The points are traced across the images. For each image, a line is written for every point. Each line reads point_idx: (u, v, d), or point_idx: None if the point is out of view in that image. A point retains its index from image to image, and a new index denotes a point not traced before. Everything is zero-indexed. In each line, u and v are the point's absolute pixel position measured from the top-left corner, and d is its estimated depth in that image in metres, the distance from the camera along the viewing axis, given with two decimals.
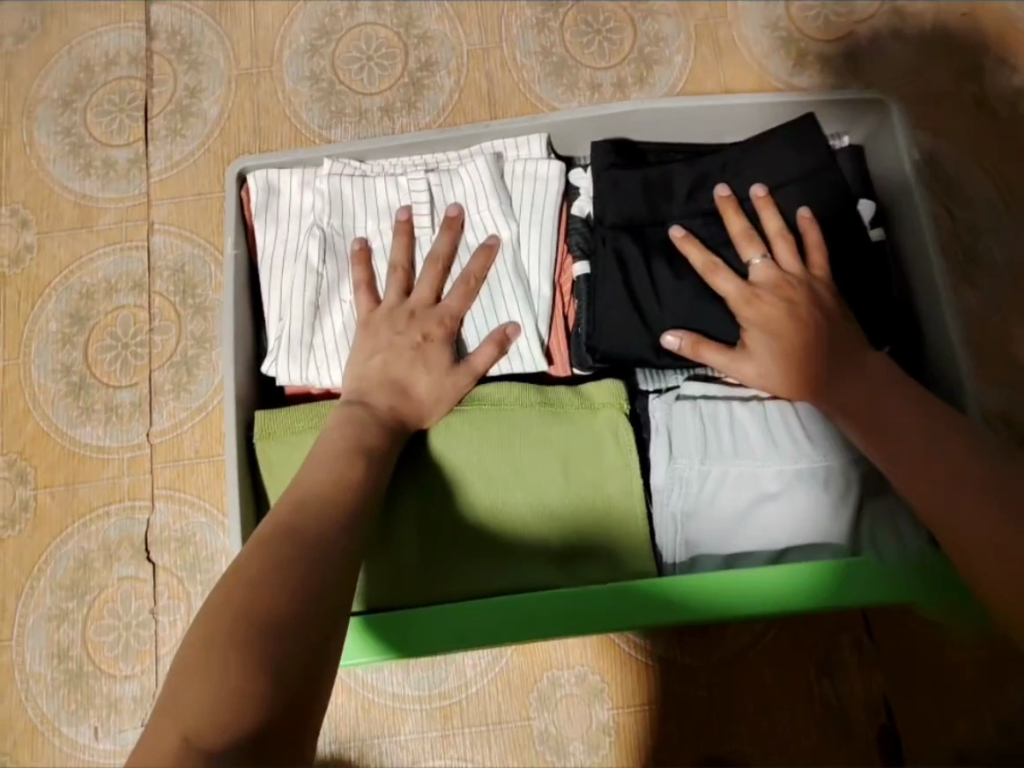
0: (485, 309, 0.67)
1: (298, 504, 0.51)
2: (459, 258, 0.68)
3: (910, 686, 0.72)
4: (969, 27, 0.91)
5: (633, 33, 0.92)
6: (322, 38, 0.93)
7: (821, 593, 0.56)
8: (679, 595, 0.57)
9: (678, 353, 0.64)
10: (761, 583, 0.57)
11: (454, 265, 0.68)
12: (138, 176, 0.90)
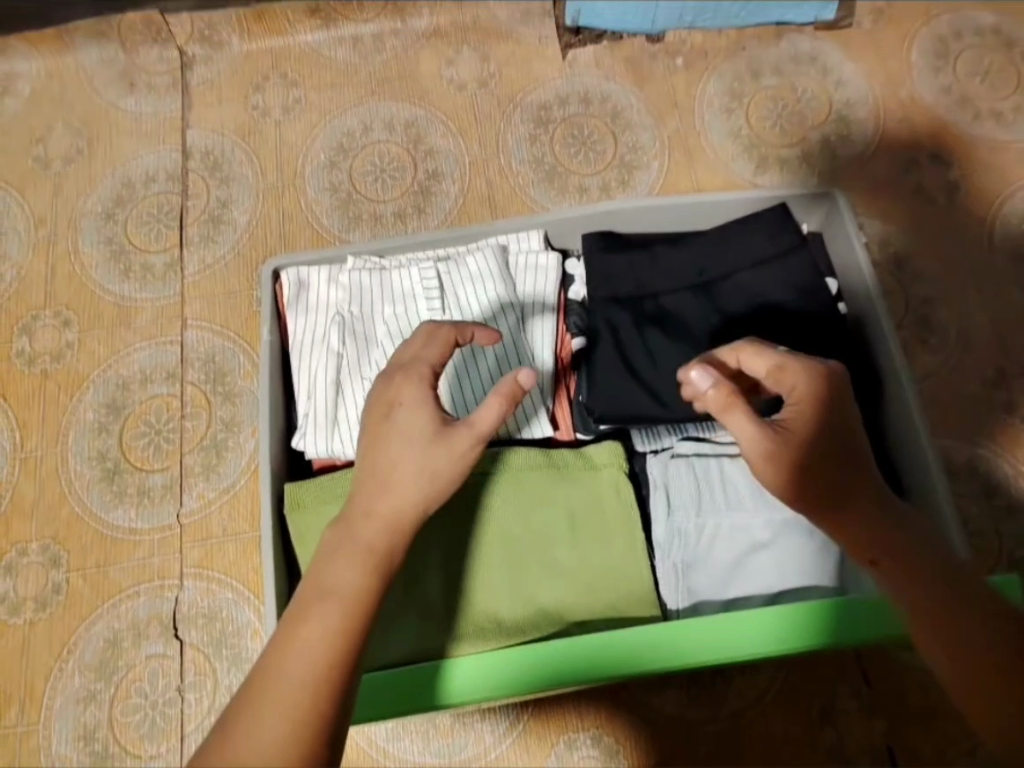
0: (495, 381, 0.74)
1: (260, 707, 0.47)
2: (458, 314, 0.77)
3: (909, 729, 0.75)
4: (906, 130, 1.04)
5: (614, 143, 1.05)
6: (340, 154, 1.05)
7: (820, 628, 0.60)
8: (690, 640, 0.60)
9: (710, 393, 0.59)
10: (764, 624, 0.60)
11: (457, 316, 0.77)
12: (173, 279, 0.99)
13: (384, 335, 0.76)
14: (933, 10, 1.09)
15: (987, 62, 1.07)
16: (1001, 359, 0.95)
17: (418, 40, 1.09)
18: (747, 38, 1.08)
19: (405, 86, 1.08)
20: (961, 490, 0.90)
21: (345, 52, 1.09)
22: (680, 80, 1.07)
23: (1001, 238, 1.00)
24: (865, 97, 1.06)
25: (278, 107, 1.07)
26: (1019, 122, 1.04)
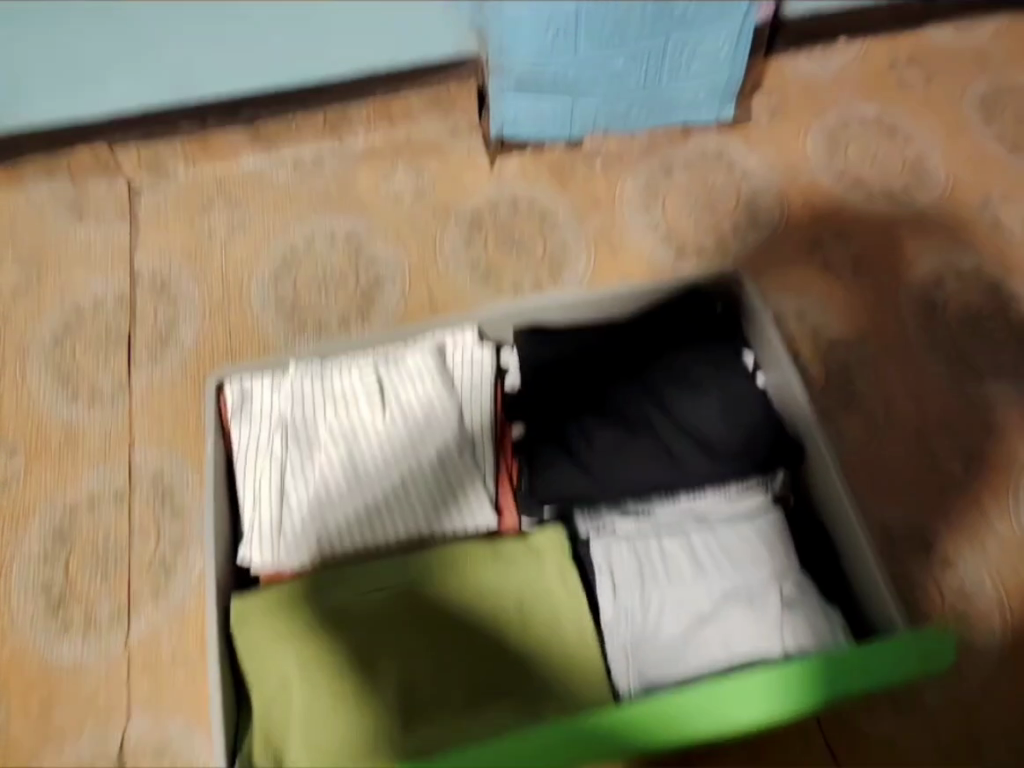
0: (270, 514, 0.79)
1: None
2: (253, 530, 0.79)
3: None
4: (810, 214, 1.14)
5: (544, 242, 1.13)
6: (285, 269, 1.10)
7: (791, 693, 0.64)
8: (669, 719, 0.63)
9: None
10: (734, 693, 0.64)
11: (257, 526, 0.79)
12: (121, 401, 1.01)
13: (325, 439, 0.81)
14: (823, 107, 1.21)
15: (874, 149, 1.18)
16: (918, 417, 1.02)
17: (355, 159, 1.17)
18: (657, 140, 1.18)
19: (345, 201, 1.15)
20: (908, 554, 0.94)
21: (286, 173, 1.16)
22: (600, 182, 1.16)
23: (905, 303, 1.08)
24: (770, 187, 1.16)
25: (223, 228, 1.13)
26: (907, 200, 1.15)
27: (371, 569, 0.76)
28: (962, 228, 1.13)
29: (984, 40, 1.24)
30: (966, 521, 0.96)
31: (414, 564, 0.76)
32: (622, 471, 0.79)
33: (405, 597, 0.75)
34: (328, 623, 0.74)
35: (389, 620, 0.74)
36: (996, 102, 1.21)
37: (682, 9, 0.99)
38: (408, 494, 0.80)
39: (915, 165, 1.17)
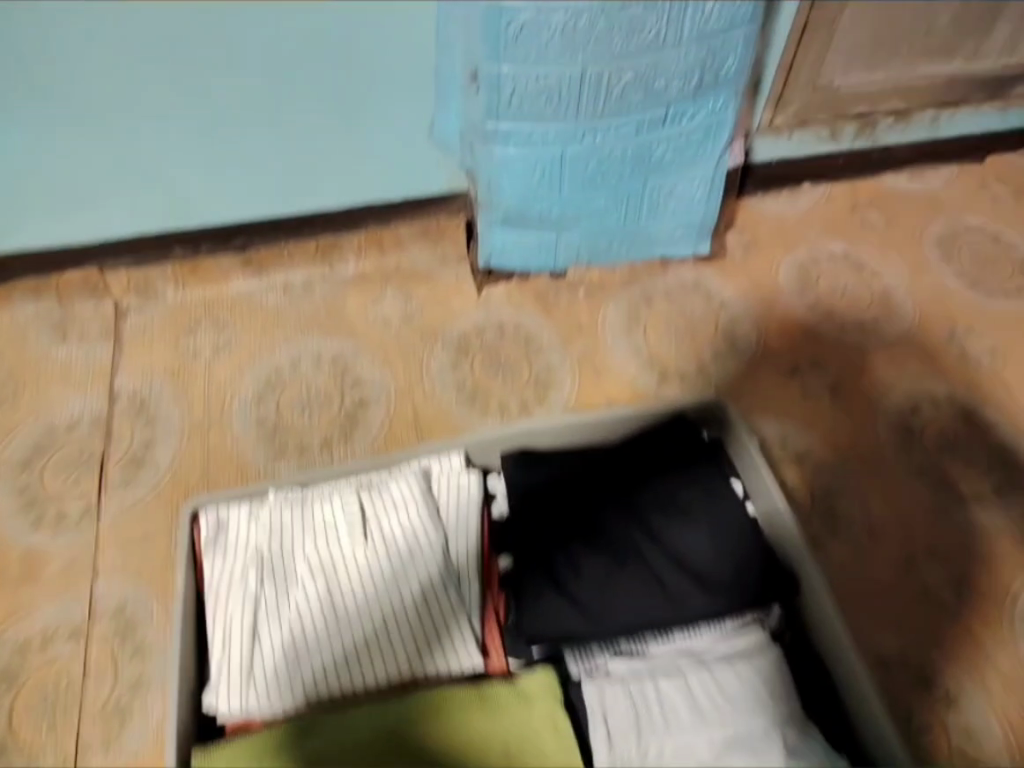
0: (241, 654, 0.77)
1: None
2: (220, 672, 0.77)
3: None
4: (785, 342, 1.18)
5: (529, 365, 1.14)
6: (268, 389, 1.10)
7: None
8: None
9: None
10: None
11: (225, 668, 0.77)
12: (88, 525, 0.99)
13: (303, 572, 0.80)
14: (792, 243, 1.28)
15: (843, 282, 1.24)
16: (907, 544, 1.01)
17: (346, 286, 1.20)
18: (636, 272, 1.23)
19: (333, 324, 1.16)
20: (912, 691, 0.92)
21: (276, 298, 1.18)
22: (584, 308, 1.20)
23: (885, 427, 1.10)
24: (746, 315, 1.20)
25: (208, 349, 1.13)
26: (878, 331, 1.19)
27: (346, 714, 0.73)
28: (932, 358, 1.16)
29: (936, 183, 1.34)
30: (963, 655, 0.94)
31: (392, 711, 0.72)
32: (612, 605, 0.77)
33: (385, 747, 0.71)
34: None
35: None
36: (952, 242, 1.28)
37: (659, 155, 1.06)
38: (387, 631, 0.79)
39: (882, 297, 1.22)
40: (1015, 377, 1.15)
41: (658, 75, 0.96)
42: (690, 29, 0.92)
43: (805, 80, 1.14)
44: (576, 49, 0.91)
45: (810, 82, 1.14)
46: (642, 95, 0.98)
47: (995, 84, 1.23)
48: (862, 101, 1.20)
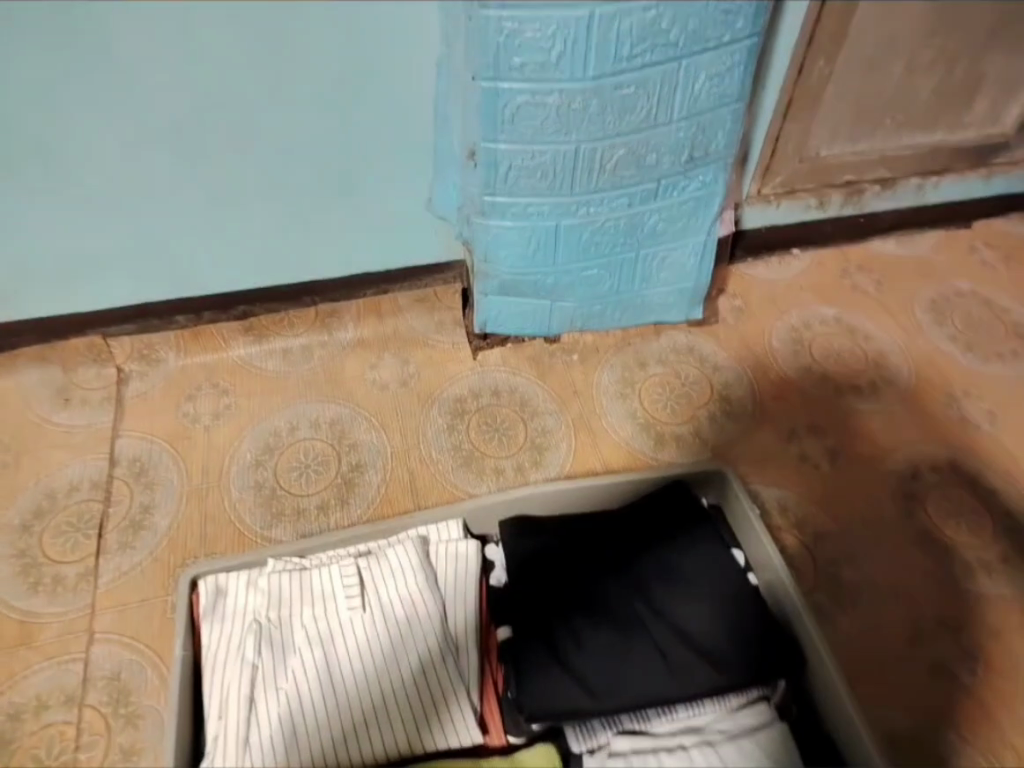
0: (237, 728, 0.75)
1: None
2: (215, 746, 0.75)
3: None
4: (780, 405, 1.19)
5: (524, 427, 1.15)
6: (267, 453, 1.10)
7: None
8: None
9: None
10: None
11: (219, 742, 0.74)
12: (83, 590, 0.98)
13: (301, 641, 0.80)
14: (785, 308, 1.30)
15: (836, 346, 1.26)
16: (916, 611, 1.00)
17: (345, 350, 1.21)
18: (629, 337, 1.26)
19: (333, 389, 1.17)
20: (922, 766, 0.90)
21: (276, 362, 1.19)
22: (579, 372, 1.22)
23: (885, 493, 1.10)
24: (741, 378, 1.22)
25: (208, 412, 1.14)
26: (873, 394, 1.20)
27: None
28: (928, 422, 1.17)
29: (924, 248, 1.38)
30: (978, 731, 0.92)
31: None
32: (614, 678, 0.77)
33: None
34: None
35: None
36: (943, 306, 1.31)
37: (651, 225, 1.10)
38: (386, 703, 0.78)
39: (875, 361, 1.24)
40: (1009, 440, 1.16)
41: (648, 150, 1.00)
42: (680, 109, 0.96)
43: (791, 151, 1.19)
44: (570, 128, 0.94)
45: (797, 154, 1.20)
46: (634, 170, 1.02)
47: (978, 153, 1.28)
48: (848, 171, 1.25)
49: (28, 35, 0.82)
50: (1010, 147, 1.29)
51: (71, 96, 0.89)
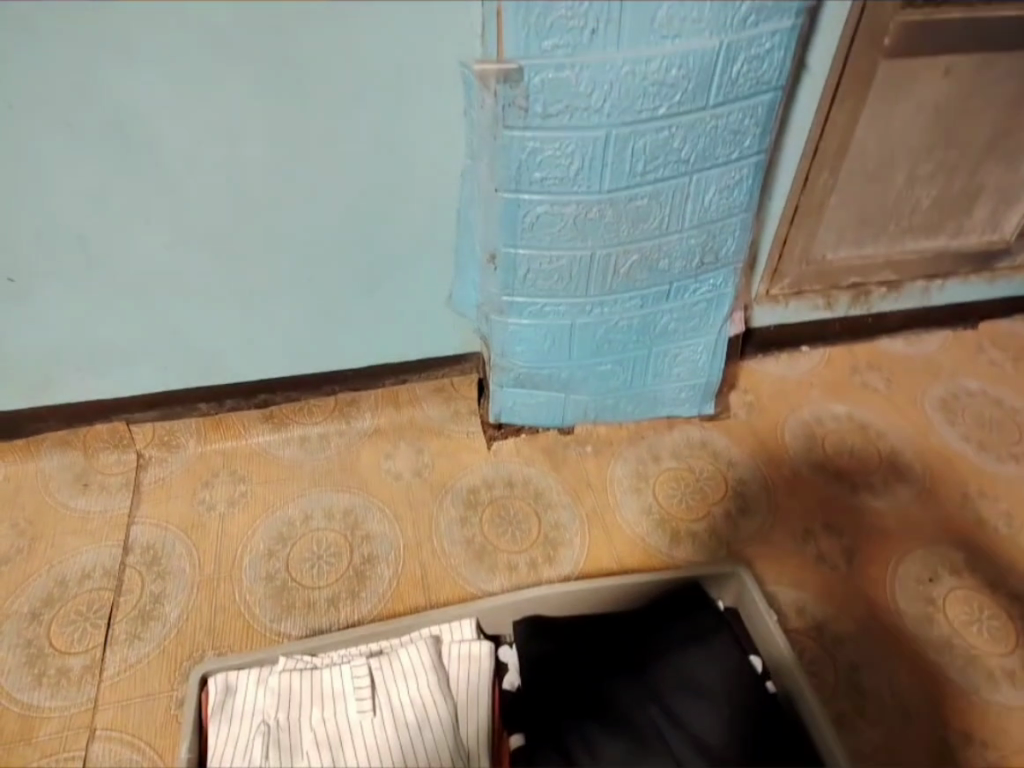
0: None
1: None
2: None
3: None
4: (794, 501, 1.19)
5: (538, 522, 1.15)
6: (280, 543, 1.11)
7: None
8: None
9: None
10: None
11: None
12: (89, 683, 0.97)
13: (309, 745, 0.81)
14: (797, 405, 1.32)
15: (850, 443, 1.27)
16: (941, 723, 0.98)
17: (361, 439, 1.23)
18: (641, 429, 1.28)
19: (348, 479, 1.19)
20: None
21: (293, 451, 1.21)
22: (591, 464, 1.23)
23: (905, 597, 1.08)
24: (754, 474, 1.22)
25: (224, 500, 1.15)
26: (888, 493, 1.20)
27: None
28: (946, 523, 1.17)
29: (933, 348, 1.41)
30: None
31: None
32: None
33: None
34: None
35: None
36: (954, 406, 1.32)
37: (663, 324, 1.14)
38: None
39: (888, 458, 1.25)
40: None
41: (661, 256, 1.05)
42: (691, 219, 1.01)
43: (798, 255, 1.23)
44: (587, 235, 1.00)
45: (802, 258, 1.24)
46: (647, 273, 1.06)
47: (980, 259, 1.32)
48: (853, 274, 1.29)
49: (83, 148, 0.89)
50: (1011, 253, 1.33)
51: (109, 196, 0.94)
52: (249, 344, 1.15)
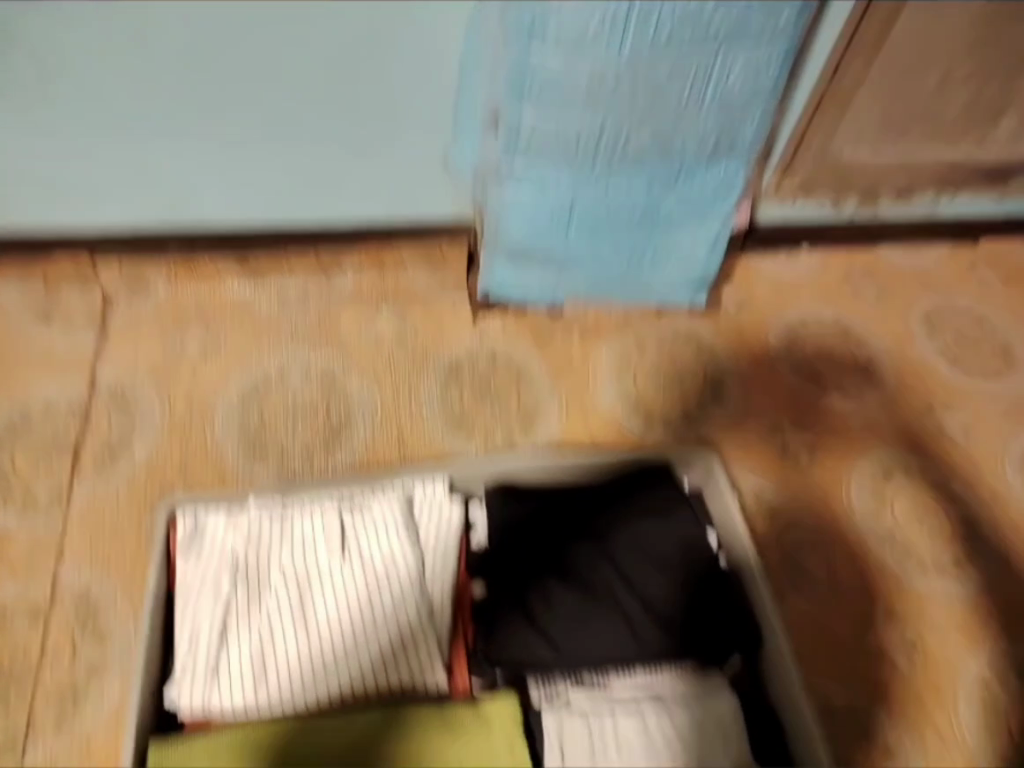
0: (208, 650, 0.80)
1: None
2: (186, 663, 0.79)
3: None
4: (769, 397, 1.20)
5: (517, 396, 1.16)
6: (254, 394, 1.10)
7: None
8: None
9: None
10: None
11: (192, 659, 0.79)
12: (57, 510, 0.99)
13: (277, 580, 0.84)
14: (786, 304, 1.30)
15: (833, 346, 1.27)
16: (868, 606, 1.04)
17: (342, 298, 1.20)
18: (631, 316, 1.25)
19: (325, 337, 1.17)
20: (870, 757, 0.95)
21: (271, 303, 1.19)
22: (576, 346, 1.22)
23: (858, 495, 1.12)
24: (732, 368, 1.23)
25: (197, 347, 1.13)
26: (861, 399, 1.22)
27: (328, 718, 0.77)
28: (911, 431, 1.19)
29: (932, 260, 1.38)
30: (911, 719, 0.98)
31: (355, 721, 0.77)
32: (581, 639, 0.81)
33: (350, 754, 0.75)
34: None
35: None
36: (940, 319, 1.32)
37: (670, 210, 1.09)
38: (357, 643, 0.82)
39: (868, 367, 1.25)
40: (986, 457, 1.18)
41: (676, 138, 1.00)
42: (713, 100, 0.96)
43: (814, 151, 1.18)
44: (601, 104, 0.94)
45: (819, 153, 1.19)
46: (658, 154, 1.01)
47: (995, 171, 1.28)
48: (866, 175, 1.24)
49: None
50: None
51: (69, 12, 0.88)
52: (227, 185, 1.09)
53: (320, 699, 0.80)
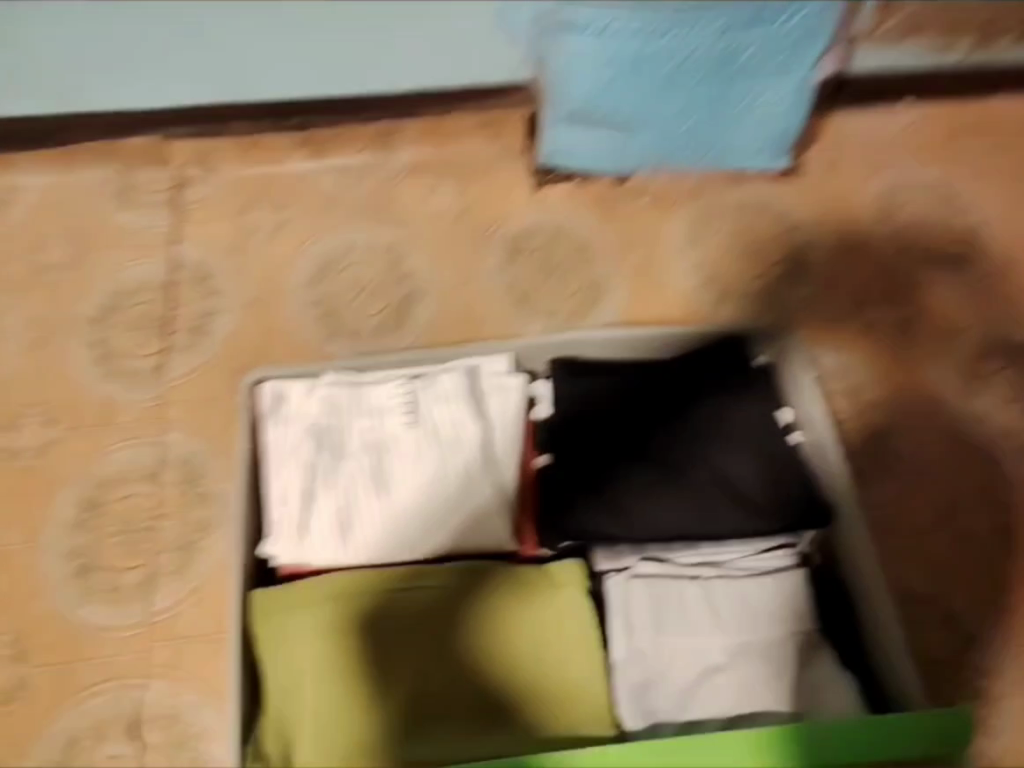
0: (297, 510, 0.85)
1: None
2: (279, 522, 0.85)
3: None
4: (856, 268, 1.13)
5: (584, 271, 1.13)
6: (325, 272, 1.12)
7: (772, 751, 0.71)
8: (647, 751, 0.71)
9: None
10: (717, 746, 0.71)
11: (283, 518, 0.85)
12: (155, 382, 1.05)
13: (355, 448, 0.88)
14: (881, 165, 1.20)
15: (931, 211, 1.17)
16: (952, 487, 1.01)
17: (400, 173, 1.17)
18: (706, 182, 1.18)
19: (389, 212, 1.15)
20: (945, 636, 0.94)
21: (331, 178, 1.17)
22: (646, 217, 1.16)
23: (948, 371, 1.07)
24: (818, 237, 1.15)
25: (268, 225, 1.14)
26: (959, 269, 1.13)
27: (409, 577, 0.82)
28: (1012, 304, 1.11)
29: None
30: (993, 599, 0.96)
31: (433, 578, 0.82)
32: (647, 509, 0.84)
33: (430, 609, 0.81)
34: (349, 627, 0.80)
35: (406, 628, 0.80)
36: None
37: (747, 53, 1.00)
38: (430, 508, 0.86)
39: (968, 232, 1.16)
40: None
41: None
42: None
43: None
44: None
45: None
46: None
47: None
48: None
49: None
50: None
51: None
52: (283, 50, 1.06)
53: (399, 557, 0.85)
